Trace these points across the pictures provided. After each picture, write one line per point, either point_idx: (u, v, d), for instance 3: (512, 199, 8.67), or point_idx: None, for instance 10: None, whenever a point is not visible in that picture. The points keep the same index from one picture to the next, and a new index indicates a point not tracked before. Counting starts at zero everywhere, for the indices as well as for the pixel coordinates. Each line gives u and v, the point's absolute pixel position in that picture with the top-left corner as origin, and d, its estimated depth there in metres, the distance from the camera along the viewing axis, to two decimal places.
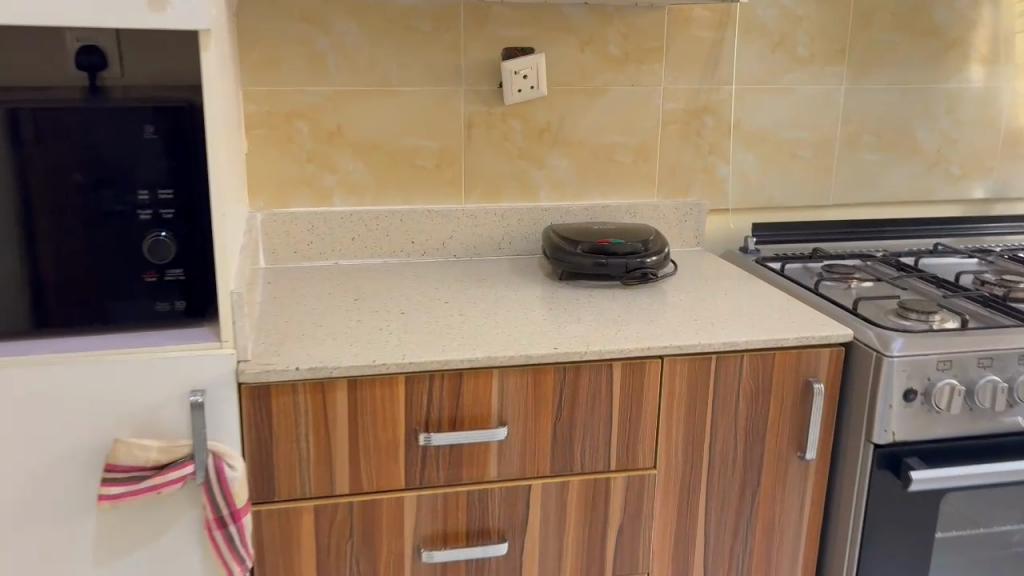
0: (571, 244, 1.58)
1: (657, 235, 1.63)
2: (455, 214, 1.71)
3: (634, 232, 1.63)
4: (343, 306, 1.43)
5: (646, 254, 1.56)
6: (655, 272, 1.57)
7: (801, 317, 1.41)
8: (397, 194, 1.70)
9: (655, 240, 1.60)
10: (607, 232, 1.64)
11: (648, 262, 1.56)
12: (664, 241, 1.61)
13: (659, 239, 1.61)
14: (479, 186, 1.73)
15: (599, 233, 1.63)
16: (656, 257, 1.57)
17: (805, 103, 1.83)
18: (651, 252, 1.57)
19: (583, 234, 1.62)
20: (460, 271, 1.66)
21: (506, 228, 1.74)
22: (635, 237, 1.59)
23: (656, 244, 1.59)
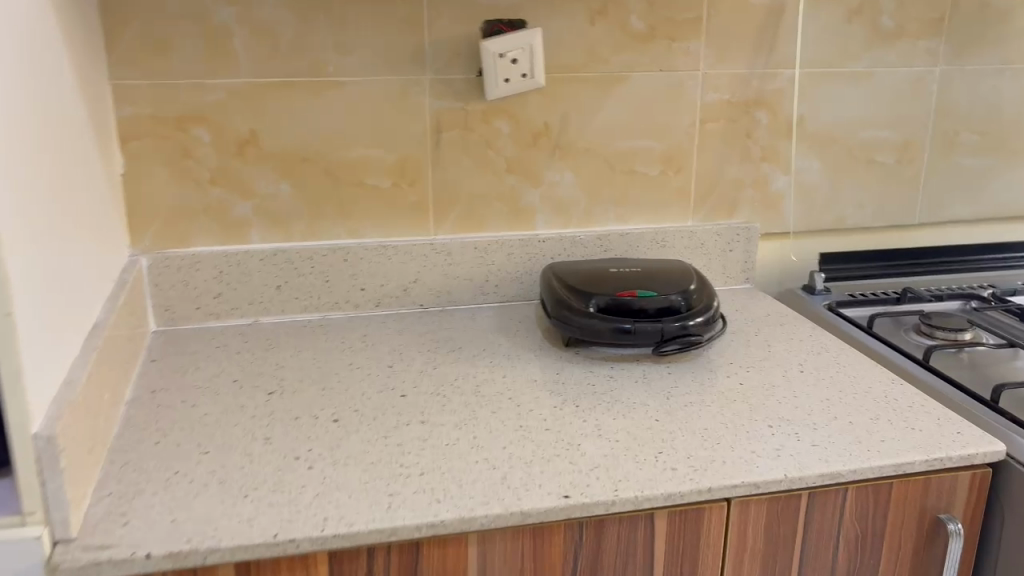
0: (582, 300, 1.13)
1: (702, 283, 1.18)
2: (420, 251, 1.25)
3: (672, 280, 1.18)
4: (250, 408, 0.98)
5: (689, 317, 1.11)
6: (701, 340, 1.11)
7: (922, 418, 0.96)
8: (341, 226, 1.24)
9: (699, 294, 1.15)
10: (632, 278, 1.19)
11: (691, 326, 1.10)
12: (713, 293, 1.16)
13: (704, 290, 1.17)
14: (453, 211, 1.27)
15: (622, 280, 1.18)
16: (702, 322, 1.11)
17: (889, 91, 1.37)
18: (695, 312, 1.12)
19: (598, 282, 1.17)
20: (429, 332, 1.20)
21: (491, 267, 1.29)
22: (671, 288, 1.15)
23: (702, 300, 1.14)
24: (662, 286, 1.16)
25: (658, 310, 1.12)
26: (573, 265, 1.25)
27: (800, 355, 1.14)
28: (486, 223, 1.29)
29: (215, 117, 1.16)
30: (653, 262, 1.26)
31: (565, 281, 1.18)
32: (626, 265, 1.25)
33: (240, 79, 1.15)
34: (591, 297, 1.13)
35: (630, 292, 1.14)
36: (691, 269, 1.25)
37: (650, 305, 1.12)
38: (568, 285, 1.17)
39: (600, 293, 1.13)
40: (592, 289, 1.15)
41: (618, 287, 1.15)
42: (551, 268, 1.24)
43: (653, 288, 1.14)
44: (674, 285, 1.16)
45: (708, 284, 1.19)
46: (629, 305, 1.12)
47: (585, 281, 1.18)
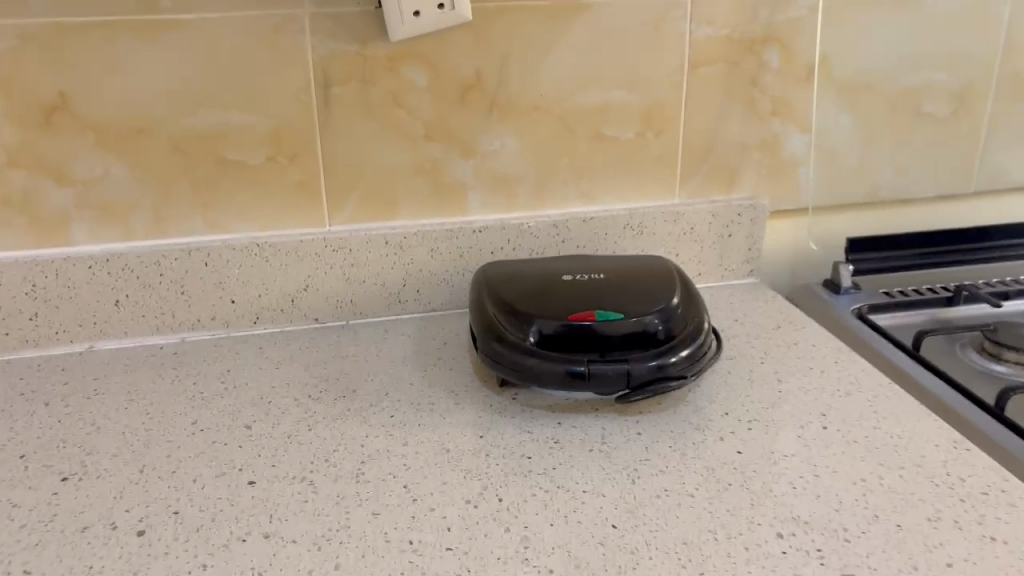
0: (519, 330, 0.81)
1: (688, 300, 0.86)
2: (308, 251, 0.94)
3: (647, 295, 0.86)
4: (22, 512, 0.67)
5: (666, 354, 0.79)
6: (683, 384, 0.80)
7: (1004, 519, 0.65)
8: (199, 218, 0.92)
9: (682, 318, 0.83)
10: (592, 294, 0.86)
11: (670, 368, 0.78)
12: (703, 317, 0.84)
13: (689, 311, 0.84)
14: (354, 196, 0.94)
15: (577, 295, 0.85)
16: (684, 361, 0.79)
17: (944, 20, 1.02)
18: (675, 346, 0.80)
19: (542, 301, 0.85)
20: (317, 364, 0.89)
21: (408, 268, 0.96)
22: (643, 310, 0.82)
23: (684, 328, 0.82)
24: (632, 306, 0.83)
25: (626, 339, 0.81)
26: (515, 271, 0.92)
27: (822, 399, 0.82)
28: (399, 210, 0.96)
29: (4, 75, 0.82)
30: (623, 263, 0.94)
31: (500, 299, 0.86)
32: (586, 268, 0.92)
33: (33, 19, 0.81)
34: (531, 326, 0.81)
35: (591, 313, 0.82)
36: (676, 273, 0.92)
37: (615, 334, 0.80)
38: (503, 305, 0.84)
39: (543, 318, 0.81)
40: (533, 312, 0.82)
41: (571, 310, 0.83)
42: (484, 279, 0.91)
43: (619, 308, 0.83)
44: (648, 305, 0.83)
45: (697, 299, 0.87)
46: (586, 334, 0.80)
47: (527, 298, 0.85)
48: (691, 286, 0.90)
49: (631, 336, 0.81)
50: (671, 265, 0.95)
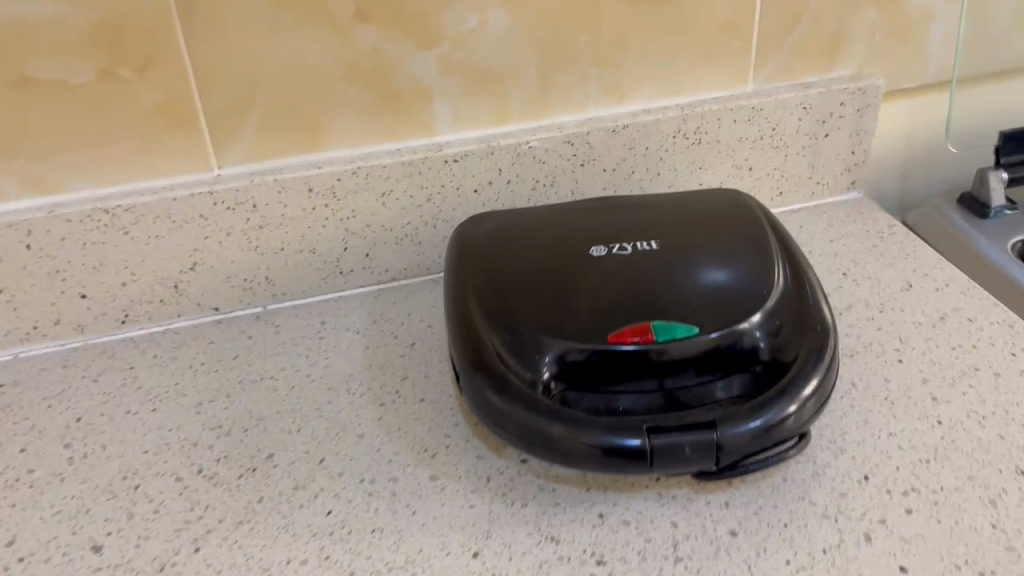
0: (527, 362, 0.50)
1: (792, 291, 0.54)
2: (188, 215, 0.60)
3: (727, 291, 0.53)
4: None
5: (775, 402, 0.47)
6: (799, 446, 0.48)
7: None
8: (6, 175, 0.57)
9: (789, 331, 0.51)
10: (638, 289, 0.53)
11: (782, 427, 0.47)
12: (823, 321, 0.52)
13: (797, 315, 0.52)
14: (252, 121, 0.60)
15: (615, 292, 0.53)
16: (804, 412, 0.48)
17: None
18: (787, 386, 0.48)
19: (561, 305, 0.52)
20: (217, 399, 0.58)
21: (347, 224, 0.63)
22: (724, 323, 0.51)
23: (794, 351, 0.51)
24: (705, 315, 0.52)
25: (695, 368, 0.51)
26: (512, 237, 0.59)
27: (1010, 435, 0.52)
28: (328, 137, 0.62)
29: None
30: (679, 213, 0.61)
31: (491, 301, 0.53)
32: (624, 231, 0.59)
33: None
34: (545, 356, 0.50)
35: (644, 326, 0.51)
36: (766, 229, 0.59)
37: (682, 358, 0.50)
38: (497, 314, 0.52)
39: (564, 342, 0.50)
40: (548, 329, 0.51)
41: (608, 324, 0.51)
42: (466, 255, 0.58)
43: (683, 317, 0.51)
44: (734, 313, 0.52)
45: (805, 284, 0.55)
46: (634, 366, 0.50)
47: (535, 303, 0.53)
48: (792, 256, 0.57)
49: (703, 362, 0.51)
50: (752, 206, 0.62)
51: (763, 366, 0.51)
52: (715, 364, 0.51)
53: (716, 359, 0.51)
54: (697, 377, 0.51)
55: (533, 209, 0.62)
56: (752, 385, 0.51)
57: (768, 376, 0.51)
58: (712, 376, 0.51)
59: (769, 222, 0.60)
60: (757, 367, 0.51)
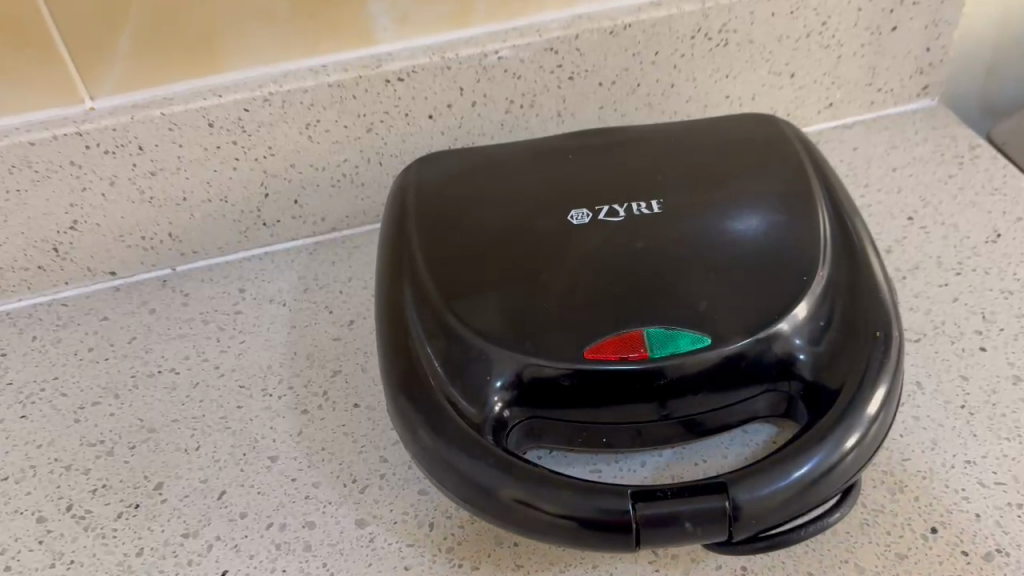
0: (472, 389, 0.36)
1: (844, 278, 0.39)
2: (54, 162, 0.47)
3: (755, 279, 0.38)
4: None
5: (821, 439, 0.34)
6: (850, 498, 0.36)
7: None
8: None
9: (837, 335, 0.37)
10: (633, 278, 0.39)
11: (833, 476, 0.34)
12: (884, 320, 0.38)
13: (849, 310, 0.38)
14: (124, 40, 0.45)
15: (600, 282, 0.38)
16: (863, 450, 0.35)
17: None
18: (839, 415, 0.35)
19: (524, 305, 0.38)
20: (103, 400, 0.46)
21: (265, 164, 0.50)
22: (749, 330, 0.37)
23: (842, 376, 0.36)
24: (722, 317, 0.37)
25: (706, 390, 0.37)
26: (463, 189, 0.44)
27: None
28: (229, 54, 0.47)
29: None
30: (694, 151, 0.45)
31: (431, 296, 0.39)
32: (617, 182, 0.43)
33: None
34: (496, 381, 0.36)
35: (635, 334, 0.37)
36: (811, 175, 0.43)
37: (687, 378, 0.36)
38: (437, 317, 0.38)
39: (525, 360, 0.36)
40: (504, 344, 0.37)
41: (586, 332, 0.37)
42: (402, 221, 0.43)
43: (690, 320, 0.37)
44: (761, 309, 0.37)
45: (863, 260, 0.40)
46: (620, 394, 0.36)
47: (489, 301, 0.38)
48: (845, 214, 0.42)
49: (717, 384, 0.37)
50: (793, 138, 0.46)
51: (802, 385, 0.37)
52: (736, 386, 0.37)
53: (737, 380, 0.37)
54: (709, 404, 0.37)
55: (497, 147, 0.48)
56: (780, 404, 0.38)
57: (807, 399, 0.37)
58: (731, 399, 0.38)
59: (816, 162, 0.44)
60: (791, 385, 0.38)
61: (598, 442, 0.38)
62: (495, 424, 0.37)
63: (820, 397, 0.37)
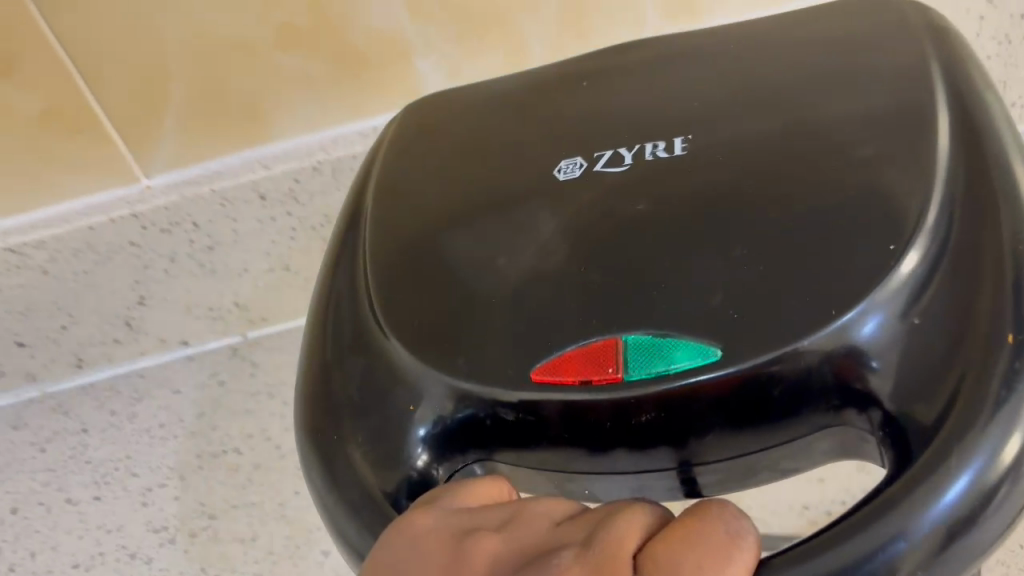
0: (388, 436, 0.29)
1: (957, 233, 0.26)
2: (116, 244, 0.47)
3: (812, 251, 0.27)
4: None
5: (928, 482, 0.23)
6: None
7: None
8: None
9: (938, 331, 0.25)
10: (630, 274, 0.28)
11: (969, 541, 0.23)
12: (1020, 317, 0.25)
13: (957, 282, 0.26)
14: (168, 120, 0.45)
15: (571, 271, 0.29)
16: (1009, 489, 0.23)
17: None
18: (953, 447, 0.23)
19: (455, 307, 0.30)
20: (170, 482, 0.47)
21: (323, 232, 0.47)
22: (777, 338, 0.26)
23: (936, 409, 0.24)
24: (744, 316, 0.26)
25: (716, 425, 0.26)
26: (439, 146, 0.37)
27: None
28: (276, 125, 0.46)
29: None
30: (749, 57, 0.35)
31: (360, 304, 0.32)
32: (626, 118, 0.34)
33: None
34: (420, 429, 0.29)
35: (613, 340, 0.27)
36: (938, 80, 0.30)
37: (681, 403, 0.26)
38: (358, 333, 0.32)
39: (452, 381, 0.28)
40: (430, 370, 0.29)
41: (540, 344, 0.28)
42: (357, 220, 0.36)
43: (694, 325, 0.27)
44: (808, 300, 0.26)
45: (1006, 209, 0.27)
46: (586, 433, 0.27)
47: (421, 321, 0.30)
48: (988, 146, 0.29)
49: (733, 418, 0.26)
50: (915, 19, 0.33)
51: (885, 416, 0.26)
52: (767, 420, 0.26)
53: (767, 410, 0.26)
54: (729, 447, 0.27)
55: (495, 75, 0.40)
56: (855, 444, 0.27)
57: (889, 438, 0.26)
58: (768, 437, 0.27)
59: (948, 54, 0.32)
60: (871, 414, 0.26)
61: (581, 493, 0.30)
62: (416, 481, 0.29)
63: (902, 441, 0.25)
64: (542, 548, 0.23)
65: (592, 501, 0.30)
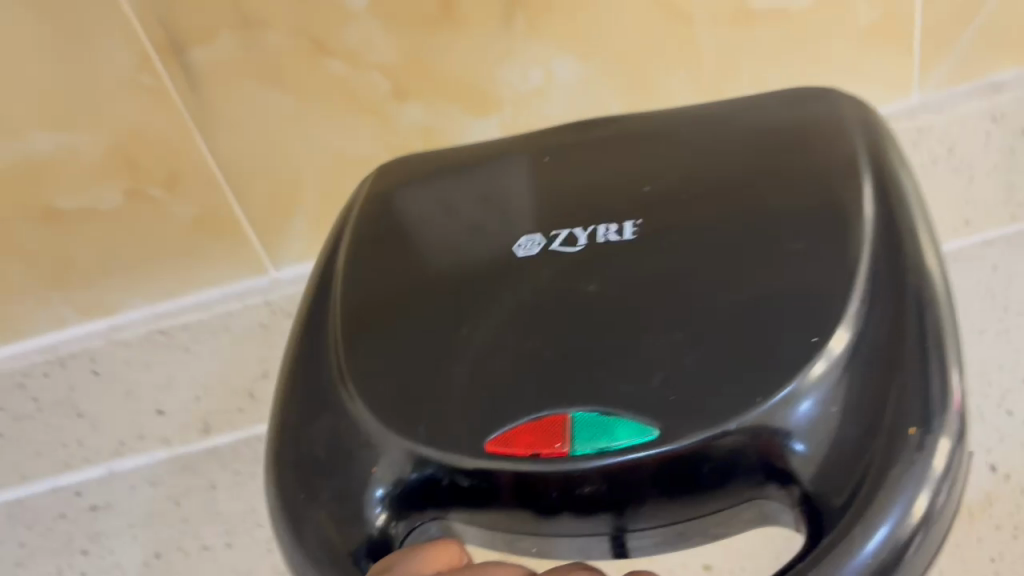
0: (353, 496, 0.33)
1: (874, 331, 0.31)
2: (253, 325, 0.56)
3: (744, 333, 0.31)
4: None
5: (830, 565, 0.27)
6: None
7: None
8: (13, 265, 0.53)
9: (849, 422, 0.30)
10: (575, 354, 0.33)
11: None
12: (926, 408, 0.29)
13: (872, 381, 0.30)
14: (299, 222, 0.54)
15: (531, 347, 0.34)
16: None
17: None
18: (851, 537, 0.28)
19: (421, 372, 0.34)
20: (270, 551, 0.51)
21: None
22: (694, 425, 0.30)
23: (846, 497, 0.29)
24: (677, 397, 0.31)
25: (654, 496, 0.30)
26: (409, 223, 0.41)
27: None
28: None
29: None
30: (694, 146, 0.40)
31: (328, 366, 0.37)
32: (585, 200, 0.39)
33: None
34: (376, 490, 0.33)
35: (564, 417, 0.31)
36: (865, 186, 0.35)
37: (621, 476, 0.30)
38: (325, 395, 0.36)
39: (410, 447, 0.32)
40: (393, 434, 0.33)
41: (491, 416, 0.32)
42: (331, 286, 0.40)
43: (636, 404, 0.31)
44: (734, 386, 0.30)
45: (914, 316, 0.32)
46: (533, 500, 0.31)
47: (384, 391, 0.34)
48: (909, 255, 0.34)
49: (668, 487, 0.30)
50: (853, 122, 0.39)
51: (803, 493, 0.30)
52: (693, 492, 0.30)
53: (697, 484, 0.30)
54: (663, 515, 0.31)
55: (464, 154, 0.45)
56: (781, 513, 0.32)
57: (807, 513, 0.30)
58: (696, 508, 0.31)
59: (878, 159, 0.37)
60: (792, 490, 0.30)
61: (530, 550, 0.33)
62: (376, 541, 0.33)
63: (817, 522, 0.29)
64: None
65: (538, 558, 0.33)
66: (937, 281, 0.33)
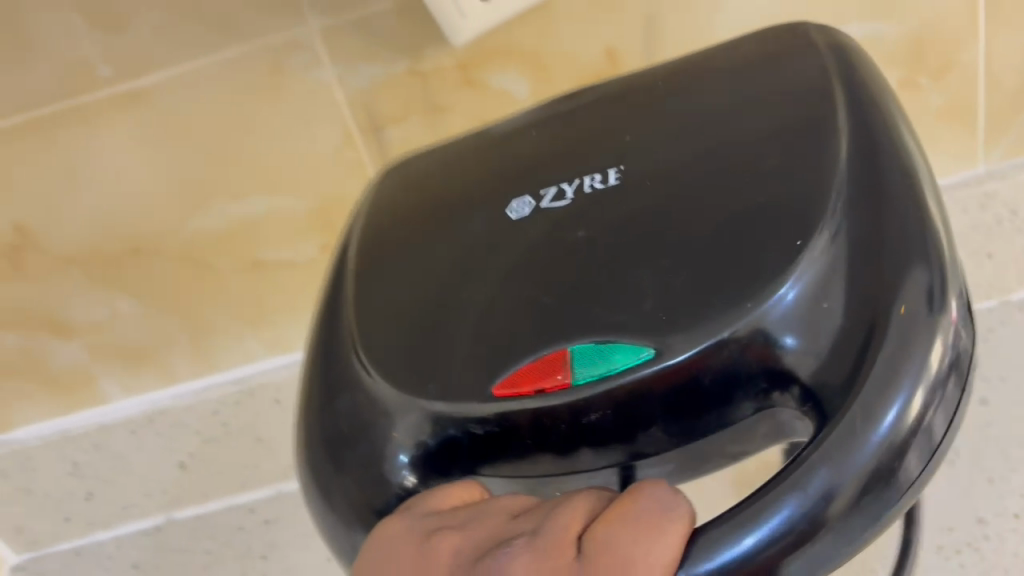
0: (377, 463, 0.36)
1: (857, 228, 0.32)
2: None
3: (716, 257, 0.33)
4: None
5: (831, 453, 0.28)
6: None
7: None
8: (218, 311, 0.64)
9: (845, 336, 0.31)
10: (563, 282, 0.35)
11: (882, 496, 0.28)
12: (926, 292, 0.30)
13: (860, 281, 0.31)
14: None
15: (529, 293, 0.36)
16: (900, 464, 0.28)
17: None
18: (831, 436, 0.29)
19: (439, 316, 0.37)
20: None
21: None
22: (677, 348, 0.31)
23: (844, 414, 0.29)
24: (667, 316, 0.32)
25: (663, 416, 0.32)
26: (426, 192, 0.44)
27: None
28: None
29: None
30: (682, 67, 0.43)
31: (350, 321, 0.40)
32: (577, 143, 0.41)
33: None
34: (402, 455, 0.36)
35: (560, 354, 0.33)
36: (838, 110, 0.36)
37: (626, 403, 0.32)
38: (344, 372, 0.38)
39: (425, 407, 0.35)
40: (410, 391, 0.35)
41: (503, 361, 0.34)
42: (363, 242, 0.43)
43: (632, 329, 0.33)
44: (714, 308, 0.32)
45: (903, 210, 0.33)
46: (542, 437, 0.34)
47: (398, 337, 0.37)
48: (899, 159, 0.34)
49: (672, 415, 0.32)
50: (810, 35, 0.41)
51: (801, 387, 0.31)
52: (693, 419, 0.32)
53: (708, 401, 0.32)
54: (675, 436, 0.33)
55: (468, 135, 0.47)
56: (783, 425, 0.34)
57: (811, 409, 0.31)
58: (712, 422, 0.33)
59: (849, 61, 0.38)
60: (784, 393, 0.32)
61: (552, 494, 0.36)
62: (403, 496, 0.36)
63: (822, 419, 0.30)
64: (500, 538, 0.29)
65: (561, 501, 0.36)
66: (925, 188, 0.34)
